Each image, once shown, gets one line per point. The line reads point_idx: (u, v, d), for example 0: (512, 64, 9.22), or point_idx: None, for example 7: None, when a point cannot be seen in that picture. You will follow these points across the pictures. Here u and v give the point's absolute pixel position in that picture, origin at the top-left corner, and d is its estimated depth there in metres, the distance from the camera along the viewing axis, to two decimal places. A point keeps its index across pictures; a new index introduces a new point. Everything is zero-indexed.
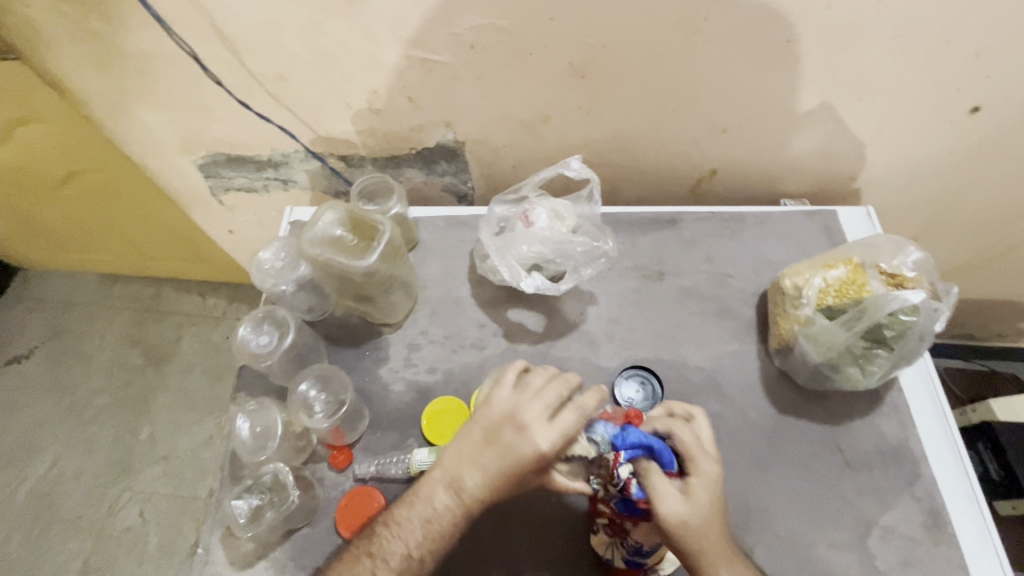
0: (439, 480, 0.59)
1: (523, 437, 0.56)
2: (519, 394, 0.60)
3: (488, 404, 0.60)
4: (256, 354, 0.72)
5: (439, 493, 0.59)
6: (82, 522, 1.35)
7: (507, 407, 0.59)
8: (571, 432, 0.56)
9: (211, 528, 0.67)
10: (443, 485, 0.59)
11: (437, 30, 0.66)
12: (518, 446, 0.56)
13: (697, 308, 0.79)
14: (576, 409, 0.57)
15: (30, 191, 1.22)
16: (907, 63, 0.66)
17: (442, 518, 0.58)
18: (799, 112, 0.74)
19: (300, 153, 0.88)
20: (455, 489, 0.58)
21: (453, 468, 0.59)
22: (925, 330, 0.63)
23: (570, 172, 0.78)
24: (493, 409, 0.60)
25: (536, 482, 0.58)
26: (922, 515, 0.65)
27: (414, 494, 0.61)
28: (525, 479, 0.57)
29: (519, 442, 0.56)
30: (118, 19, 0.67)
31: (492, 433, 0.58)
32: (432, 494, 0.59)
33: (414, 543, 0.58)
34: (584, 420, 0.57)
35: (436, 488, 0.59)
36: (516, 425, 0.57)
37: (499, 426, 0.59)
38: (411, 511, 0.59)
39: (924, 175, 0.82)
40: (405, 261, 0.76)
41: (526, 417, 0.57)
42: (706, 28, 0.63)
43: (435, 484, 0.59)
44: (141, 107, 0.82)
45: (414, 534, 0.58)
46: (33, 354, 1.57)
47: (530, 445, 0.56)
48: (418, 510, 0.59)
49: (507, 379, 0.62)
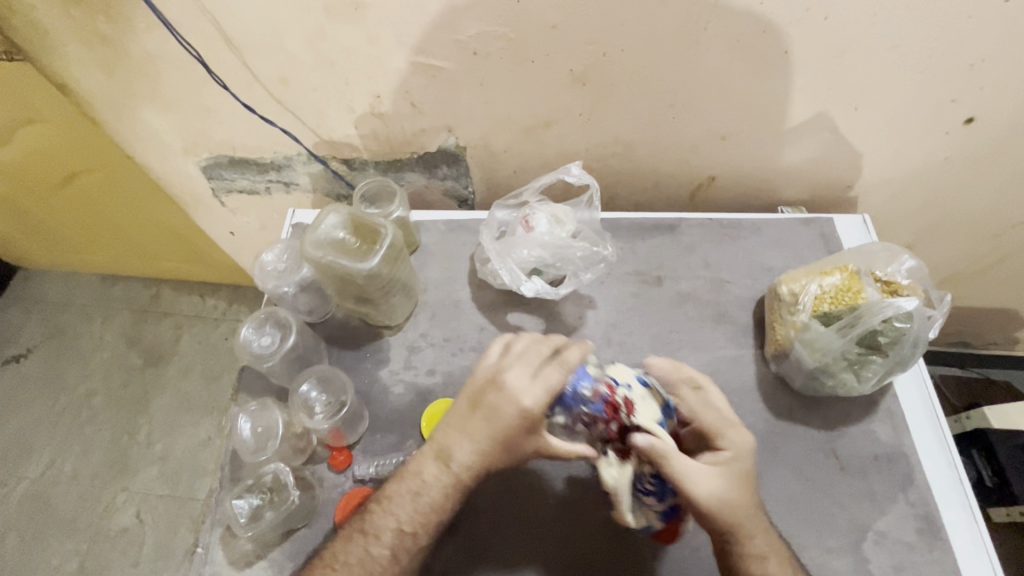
0: (428, 451, 0.61)
1: (505, 395, 0.59)
2: (502, 360, 0.62)
3: (474, 371, 0.63)
4: (259, 355, 0.73)
5: (429, 465, 0.60)
6: (78, 522, 1.35)
7: (491, 370, 0.62)
8: (555, 385, 0.58)
9: (210, 527, 0.67)
10: (432, 455, 0.60)
11: (441, 37, 0.67)
12: (505, 410, 0.58)
13: (694, 313, 0.80)
14: (559, 365, 0.60)
15: (33, 190, 1.22)
16: (902, 74, 0.67)
17: (434, 489, 0.59)
18: (797, 121, 0.75)
19: (303, 156, 0.89)
20: (445, 459, 0.60)
21: (440, 440, 0.61)
22: (918, 337, 0.64)
23: (570, 178, 0.79)
24: (477, 378, 0.63)
25: (529, 448, 0.59)
26: (915, 519, 0.65)
27: (404, 470, 0.62)
28: (514, 441, 0.59)
29: (506, 405, 0.58)
30: (125, 22, 0.68)
31: (477, 397, 0.61)
32: (423, 468, 0.60)
33: (405, 518, 0.59)
34: (567, 373, 0.60)
35: (425, 461, 0.61)
36: (503, 389, 0.59)
37: (481, 392, 0.61)
38: (402, 486, 0.60)
39: (920, 184, 0.83)
40: (405, 264, 0.77)
41: (513, 378, 0.59)
42: (705, 37, 0.64)
43: (425, 457, 0.61)
44: (146, 109, 0.83)
45: (405, 509, 0.59)
46: (32, 353, 1.57)
47: (513, 403, 0.58)
48: (411, 485, 0.60)
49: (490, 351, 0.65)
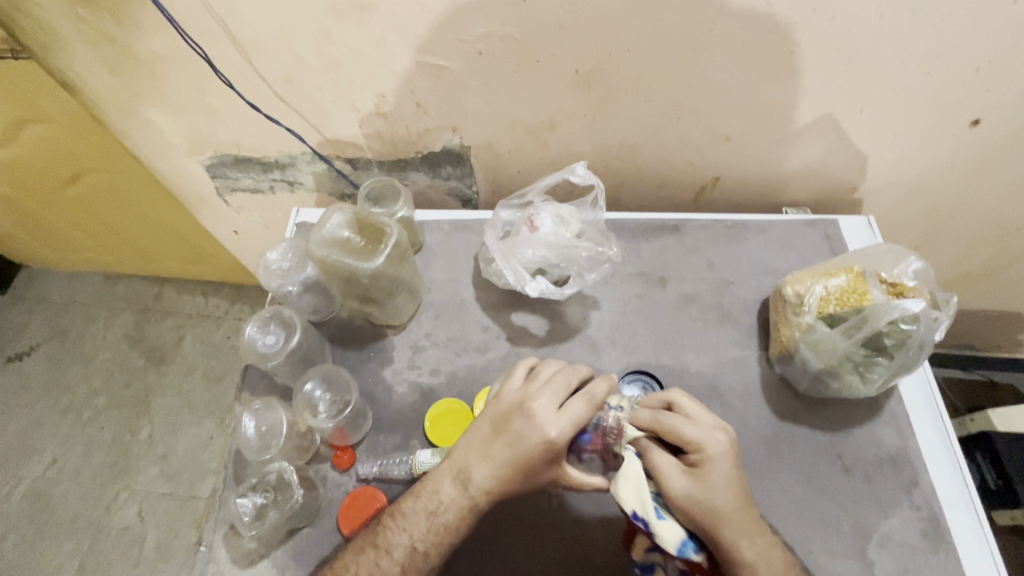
0: (448, 471, 0.60)
1: (531, 425, 0.57)
2: (534, 384, 0.60)
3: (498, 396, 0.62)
4: (264, 354, 0.74)
5: (447, 485, 0.59)
6: (81, 520, 1.35)
7: (521, 395, 0.60)
8: (581, 420, 0.57)
9: (214, 526, 0.68)
10: (450, 476, 0.59)
11: (446, 37, 0.67)
12: (527, 439, 0.57)
13: (698, 315, 0.79)
14: (587, 397, 0.58)
15: (36, 189, 1.22)
16: (907, 76, 0.67)
17: (448, 510, 0.59)
18: (802, 122, 0.75)
19: (307, 156, 0.89)
20: (465, 483, 0.58)
21: (464, 460, 0.60)
22: (924, 339, 0.64)
23: (575, 178, 0.79)
24: (503, 404, 0.61)
25: (548, 474, 0.58)
26: (920, 522, 0.65)
27: (421, 486, 0.62)
28: (536, 471, 0.57)
29: (529, 433, 0.57)
30: (130, 22, 0.68)
31: (501, 422, 0.59)
32: (439, 485, 0.60)
33: (420, 538, 0.59)
34: (594, 408, 0.57)
35: (443, 481, 0.60)
36: (529, 416, 0.57)
37: (509, 415, 0.60)
38: (418, 505, 0.60)
39: (925, 186, 0.83)
40: (410, 264, 0.77)
41: (542, 408, 0.58)
42: (711, 38, 0.64)
43: (442, 476, 0.60)
44: (151, 109, 0.83)
45: (419, 527, 0.59)
46: (35, 352, 1.57)
47: (538, 432, 0.56)
48: (428, 504, 0.60)
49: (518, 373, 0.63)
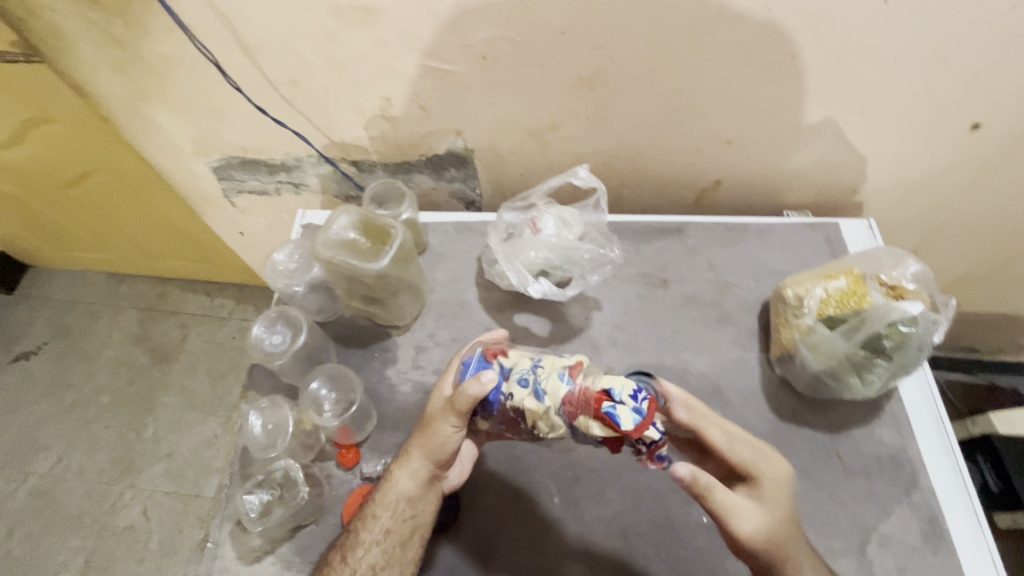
0: (385, 497, 0.63)
1: (438, 434, 0.61)
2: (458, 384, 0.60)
3: (434, 399, 0.62)
4: (271, 353, 0.74)
5: (385, 510, 0.62)
6: (86, 518, 1.36)
7: (452, 392, 0.59)
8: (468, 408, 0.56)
9: (220, 523, 0.68)
10: (406, 470, 0.63)
11: (451, 41, 0.67)
12: (443, 433, 0.60)
13: (699, 315, 0.80)
14: (477, 385, 0.55)
15: (43, 190, 1.24)
16: (905, 80, 0.68)
17: (390, 526, 0.62)
18: (803, 125, 0.76)
19: (312, 157, 0.90)
20: (396, 495, 0.62)
21: (394, 475, 0.63)
22: (923, 339, 0.65)
23: (577, 181, 0.80)
24: (436, 408, 0.62)
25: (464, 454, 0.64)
26: (918, 522, 0.66)
27: (383, 482, 0.64)
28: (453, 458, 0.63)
29: (446, 426, 0.60)
30: (140, 25, 0.69)
31: (425, 420, 0.63)
32: (374, 507, 0.63)
33: (375, 565, 0.61)
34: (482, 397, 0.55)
35: (382, 506, 0.62)
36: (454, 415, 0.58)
37: (431, 418, 0.62)
38: (364, 536, 0.62)
39: (925, 190, 0.84)
40: (415, 265, 0.78)
41: (467, 405, 0.56)
42: (711, 42, 0.65)
43: (401, 471, 0.63)
44: (159, 111, 0.85)
45: (368, 556, 0.61)
46: (41, 351, 1.59)
47: (447, 434, 0.60)
48: (365, 535, 0.62)
49: (455, 365, 0.63)
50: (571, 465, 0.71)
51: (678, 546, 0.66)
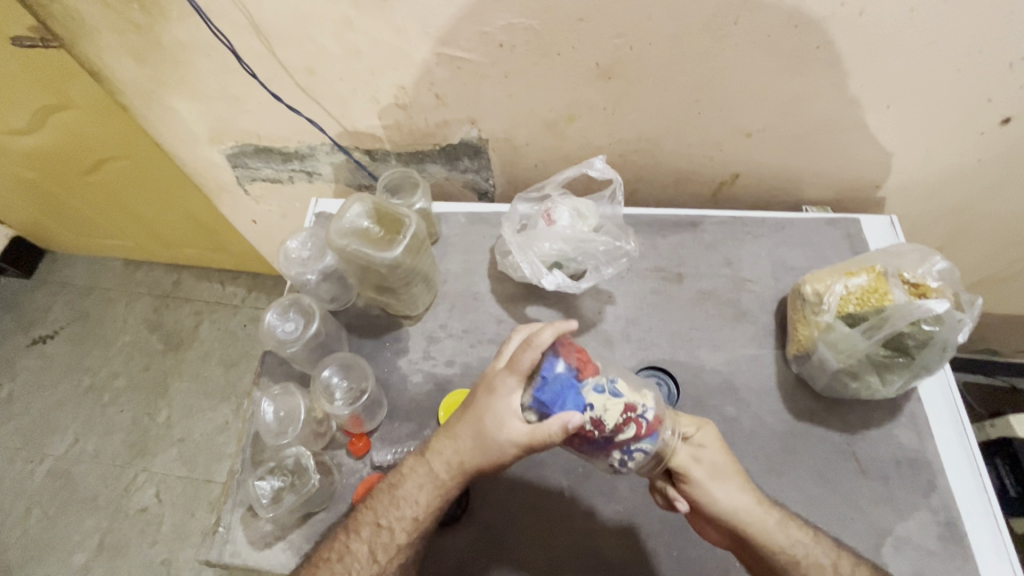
0: (431, 499, 0.60)
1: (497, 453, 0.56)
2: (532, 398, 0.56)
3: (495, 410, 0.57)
4: (283, 341, 0.74)
5: (427, 511, 0.60)
6: (99, 500, 1.38)
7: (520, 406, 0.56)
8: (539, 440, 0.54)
9: (232, 508, 0.69)
10: (455, 475, 0.59)
11: (468, 29, 0.67)
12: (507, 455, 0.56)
13: (714, 311, 0.79)
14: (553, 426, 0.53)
15: (62, 175, 1.25)
16: (935, 72, 0.66)
17: (426, 525, 0.61)
18: (827, 118, 0.74)
19: (326, 146, 0.90)
20: (441, 498, 0.60)
21: (445, 479, 0.60)
22: (947, 340, 0.63)
23: (593, 172, 0.79)
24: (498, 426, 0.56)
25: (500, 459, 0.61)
26: (936, 525, 0.64)
27: (422, 475, 0.61)
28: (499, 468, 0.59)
29: (510, 449, 0.55)
30: (158, 11, 0.69)
31: (478, 429, 0.57)
32: (416, 509, 0.60)
33: (402, 562, 0.61)
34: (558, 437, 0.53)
35: (425, 506, 0.60)
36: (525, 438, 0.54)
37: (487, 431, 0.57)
38: (397, 533, 0.61)
39: (950, 187, 0.82)
40: (427, 255, 0.77)
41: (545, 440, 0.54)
42: (735, 32, 0.64)
43: (445, 472, 0.60)
44: (176, 98, 0.85)
45: (399, 555, 0.61)
46: (58, 335, 1.61)
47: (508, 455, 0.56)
48: (400, 534, 0.60)
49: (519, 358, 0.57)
50: (582, 459, 0.70)
51: (690, 543, 0.65)
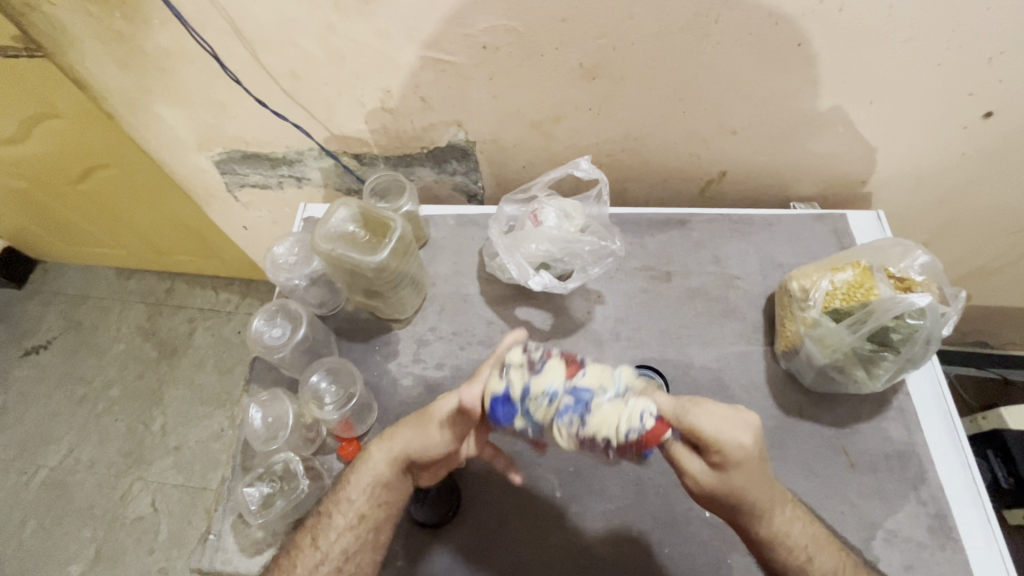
0: (361, 479, 0.63)
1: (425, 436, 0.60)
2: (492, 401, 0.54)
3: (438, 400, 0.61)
4: (269, 347, 0.74)
5: (361, 494, 0.63)
6: (94, 511, 1.38)
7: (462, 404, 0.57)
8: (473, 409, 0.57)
9: (222, 515, 0.68)
10: (387, 456, 0.62)
11: (451, 31, 0.67)
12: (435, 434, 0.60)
13: (703, 309, 0.79)
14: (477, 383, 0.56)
15: (51, 185, 1.25)
16: (917, 66, 0.66)
17: (365, 512, 0.63)
18: (811, 114, 0.74)
19: (314, 151, 0.90)
20: (375, 481, 0.63)
21: (377, 462, 0.63)
22: (932, 334, 0.63)
23: (579, 172, 0.79)
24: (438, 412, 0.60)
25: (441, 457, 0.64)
26: (926, 518, 0.64)
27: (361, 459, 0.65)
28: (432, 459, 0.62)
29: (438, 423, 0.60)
30: (140, 19, 0.69)
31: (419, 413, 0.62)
32: (353, 494, 0.63)
33: (347, 550, 0.62)
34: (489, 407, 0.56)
35: (357, 489, 0.63)
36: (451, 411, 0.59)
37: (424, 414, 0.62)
38: (338, 519, 0.63)
39: (935, 181, 0.82)
40: (415, 258, 0.77)
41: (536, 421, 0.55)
42: (716, 31, 0.64)
43: (381, 455, 0.63)
44: (162, 105, 0.85)
45: (342, 540, 0.62)
46: (51, 345, 1.60)
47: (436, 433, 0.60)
48: (340, 519, 0.63)
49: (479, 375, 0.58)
50: (573, 459, 0.70)
51: (682, 540, 0.65)
